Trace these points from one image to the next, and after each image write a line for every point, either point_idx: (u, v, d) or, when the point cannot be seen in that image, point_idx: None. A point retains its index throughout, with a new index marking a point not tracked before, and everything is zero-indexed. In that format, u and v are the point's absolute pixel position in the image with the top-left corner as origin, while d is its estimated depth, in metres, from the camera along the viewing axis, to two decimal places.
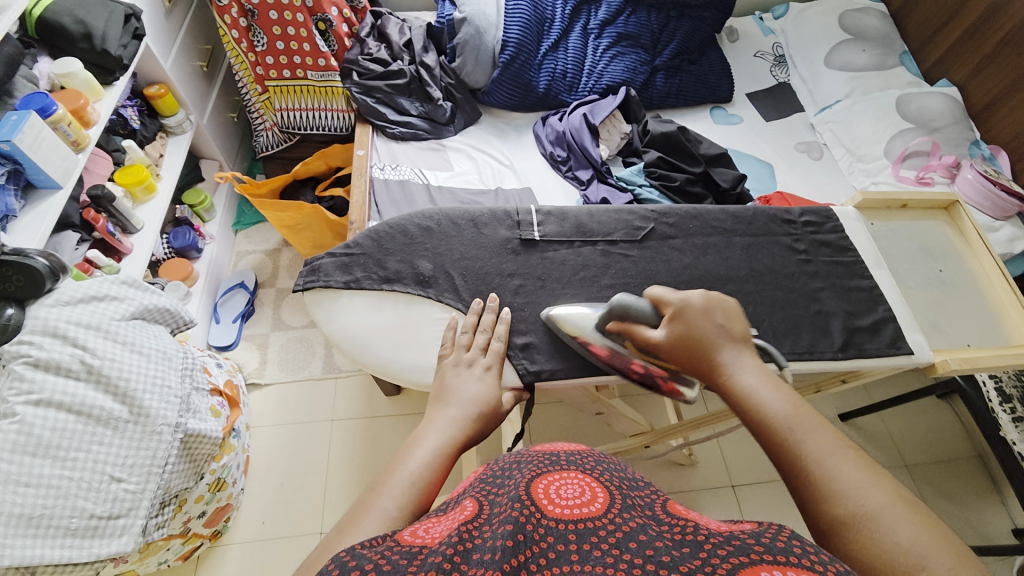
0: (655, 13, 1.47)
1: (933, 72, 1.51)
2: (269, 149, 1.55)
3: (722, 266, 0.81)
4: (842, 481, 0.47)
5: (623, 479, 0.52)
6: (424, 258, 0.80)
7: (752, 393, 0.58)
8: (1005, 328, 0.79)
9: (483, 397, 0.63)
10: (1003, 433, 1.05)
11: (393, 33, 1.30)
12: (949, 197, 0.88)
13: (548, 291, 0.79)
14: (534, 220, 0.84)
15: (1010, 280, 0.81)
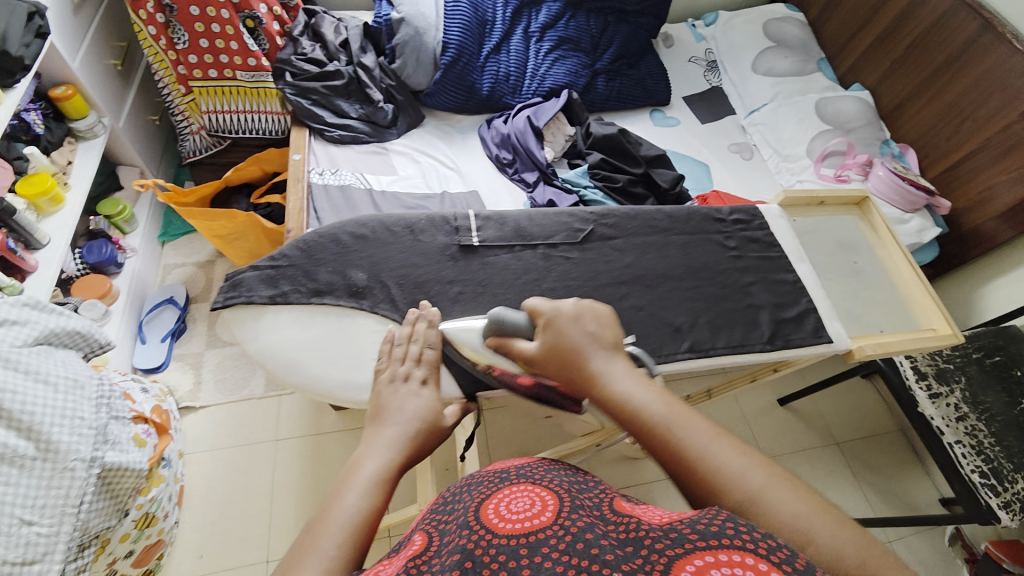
0: (594, 18, 1.50)
1: (847, 77, 1.62)
2: (197, 154, 1.45)
3: (662, 264, 0.83)
4: (728, 467, 0.46)
5: (573, 483, 0.50)
6: (358, 268, 0.79)
7: (625, 394, 0.54)
8: (913, 314, 0.86)
9: (425, 412, 0.60)
10: (922, 409, 1.14)
11: (329, 32, 1.25)
12: (861, 194, 0.95)
13: (494, 297, 0.79)
14: (472, 225, 0.83)
15: (916, 269, 0.87)
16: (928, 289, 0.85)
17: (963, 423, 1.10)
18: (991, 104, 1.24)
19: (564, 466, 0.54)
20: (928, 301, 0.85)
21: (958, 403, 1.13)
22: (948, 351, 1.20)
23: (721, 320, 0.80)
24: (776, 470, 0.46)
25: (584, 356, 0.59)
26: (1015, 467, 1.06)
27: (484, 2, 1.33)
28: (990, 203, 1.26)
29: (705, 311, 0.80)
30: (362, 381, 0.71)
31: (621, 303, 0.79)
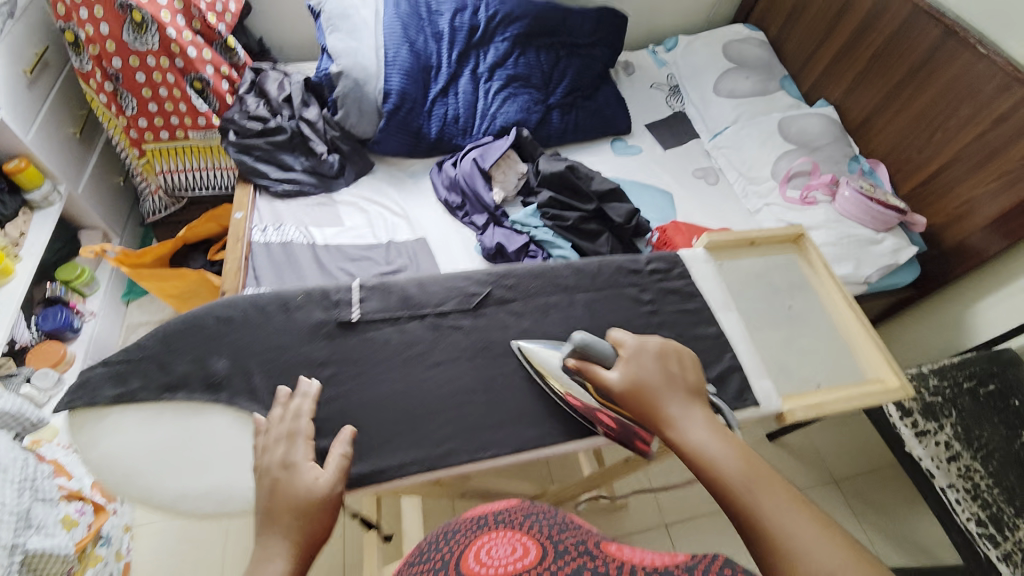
0: (545, 54, 1.49)
1: (812, 93, 1.57)
2: (158, 214, 1.45)
3: (560, 328, 0.77)
4: (794, 538, 0.46)
5: (554, 523, 0.53)
6: (218, 356, 0.67)
7: (701, 448, 0.56)
8: (859, 363, 0.81)
9: (310, 493, 0.53)
10: (910, 449, 1.06)
11: (272, 89, 1.27)
12: (795, 231, 0.92)
13: (365, 379, 0.69)
14: (353, 297, 0.72)
15: (859, 314, 0.83)
16: (872, 336, 0.81)
17: (955, 465, 1.03)
18: (962, 112, 1.18)
19: (543, 506, 0.57)
20: (875, 349, 0.81)
21: (949, 440, 1.05)
22: (936, 380, 1.11)
23: None
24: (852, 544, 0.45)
25: (663, 401, 0.60)
26: (1017, 511, 0.97)
27: (428, 48, 1.33)
28: (973, 214, 1.18)
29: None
30: (208, 485, 0.61)
31: (517, 373, 0.72)
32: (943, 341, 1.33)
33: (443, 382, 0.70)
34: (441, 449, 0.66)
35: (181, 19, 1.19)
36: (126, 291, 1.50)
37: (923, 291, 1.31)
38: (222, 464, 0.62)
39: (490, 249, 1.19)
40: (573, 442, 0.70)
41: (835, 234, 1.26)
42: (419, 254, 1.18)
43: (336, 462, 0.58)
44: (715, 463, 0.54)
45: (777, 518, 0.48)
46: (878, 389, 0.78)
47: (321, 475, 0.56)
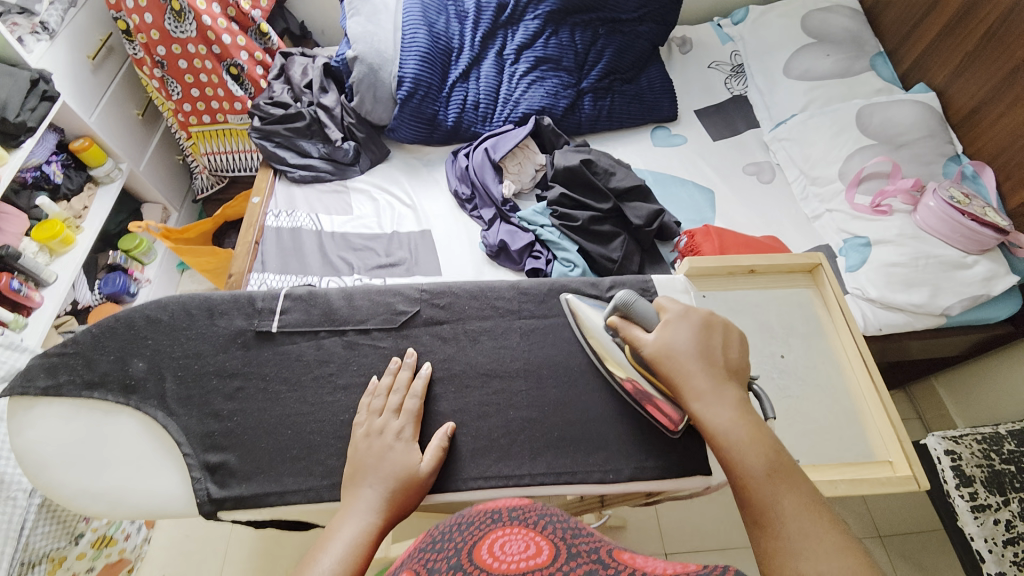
0: (580, 32, 1.36)
1: (909, 76, 1.29)
2: (206, 191, 1.55)
3: (489, 358, 0.70)
4: (801, 552, 0.44)
5: (569, 527, 0.45)
6: (139, 356, 0.66)
7: (724, 436, 0.51)
8: (866, 436, 0.68)
9: (404, 467, 0.59)
10: (960, 524, 0.88)
11: (296, 74, 1.29)
12: (812, 260, 0.77)
13: (270, 397, 0.66)
14: (276, 307, 0.69)
15: (875, 373, 0.70)
16: (885, 404, 0.68)
17: (1013, 550, 0.84)
18: None
19: (558, 509, 0.48)
20: (885, 423, 0.67)
21: (1012, 520, 0.86)
22: (1012, 446, 0.90)
23: (584, 431, 0.66)
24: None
25: (698, 371, 0.55)
26: None
27: (450, 30, 1.27)
28: None
29: (531, 424, 0.66)
30: (107, 490, 0.61)
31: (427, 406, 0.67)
32: None
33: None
34: (331, 480, 0.62)
35: (216, 7, 1.24)
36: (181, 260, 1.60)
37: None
38: (127, 469, 0.62)
39: (493, 247, 1.12)
40: (487, 490, 0.63)
41: (908, 253, 1.03)
42: (420, 248, 1.15)
43: (435, 453, 0.61)
44: (735, 458, 0.50)
45: (790, 529, 0.46)
46: (881, 472, 0.64)
47: (422, 459, 0.61)
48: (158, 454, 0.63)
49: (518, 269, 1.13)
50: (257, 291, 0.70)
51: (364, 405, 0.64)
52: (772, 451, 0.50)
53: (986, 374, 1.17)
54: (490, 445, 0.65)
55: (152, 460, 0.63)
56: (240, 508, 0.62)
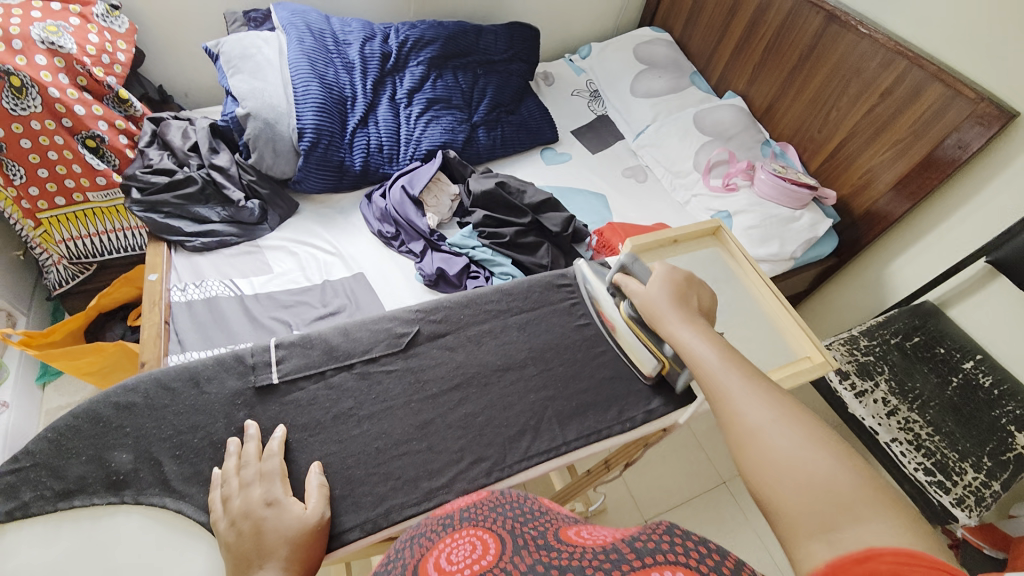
0: (462, 74, 1.50)
1: (720, 86, 1.66)
2: (64, 285, 1.27)
3: (500, 354, 0.78)
4: (743, 406, 0.49)
5: (520, 514, 0.46)
6: (122, 447, 0.63)
7: (686, 344, 0.58)
8: (788, 343, 0.88)
9: (301, 523, 0.56)
10: (852, 410, 1.16)
11: (175, 138, 1.21)
12: (712, 224, 0.99)
13: (291, 450, 0.65)
14: (271, 358, 0.71)
15: (780, 296, 0.91)
16: (794, 315, 0.88)
17: (895, 419, 1.12)
18: (851, 91, 1.28)
19: (516, 495, 0.50)
20: (798, 329, 0.88)
21: (885, 396, 1.15)
22: (865, 341, 1.23)
23: (577, 405, 0.76)
24: (800, 413, 0.46)
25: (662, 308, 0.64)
26: (961, 455, 1.06)
27: (340, 79, 1.30)
28: (876, 182, 1.27)
29: (552, 401, 0.75)
30: None
31: (454, 412, 0.72)
32: (867, 303, 1.42)
33: (410, 417, 0.70)
34: (384, 507, 0.63)
35: (64, 77, 1.10)
36: (40, 372, 1.30)
37: (843, 258, 1.40)
38: None
39: (432, 275, 1.15)
40: (533, 469, 0.70)
41: (759, 216, 1.32)
42: (357, 291, 1.13)
43: (319, 492, 0.61)
44: (694, 355, 0.56)
45: (737, 392, 0.50)
46: (806, 363, 0.84)
47: (307, 506, 0.59)
48: (173, 542, 0.59)
49: (459, 291, 1.17)
50: (244, 348, 0.70)
51: (216, 499, 0.58)
52: (724, 345, 0.56)
53: (829, 300, 1.52)
54: (523, 429, 0.72)
55: (161, 557, 0.58)
56: None
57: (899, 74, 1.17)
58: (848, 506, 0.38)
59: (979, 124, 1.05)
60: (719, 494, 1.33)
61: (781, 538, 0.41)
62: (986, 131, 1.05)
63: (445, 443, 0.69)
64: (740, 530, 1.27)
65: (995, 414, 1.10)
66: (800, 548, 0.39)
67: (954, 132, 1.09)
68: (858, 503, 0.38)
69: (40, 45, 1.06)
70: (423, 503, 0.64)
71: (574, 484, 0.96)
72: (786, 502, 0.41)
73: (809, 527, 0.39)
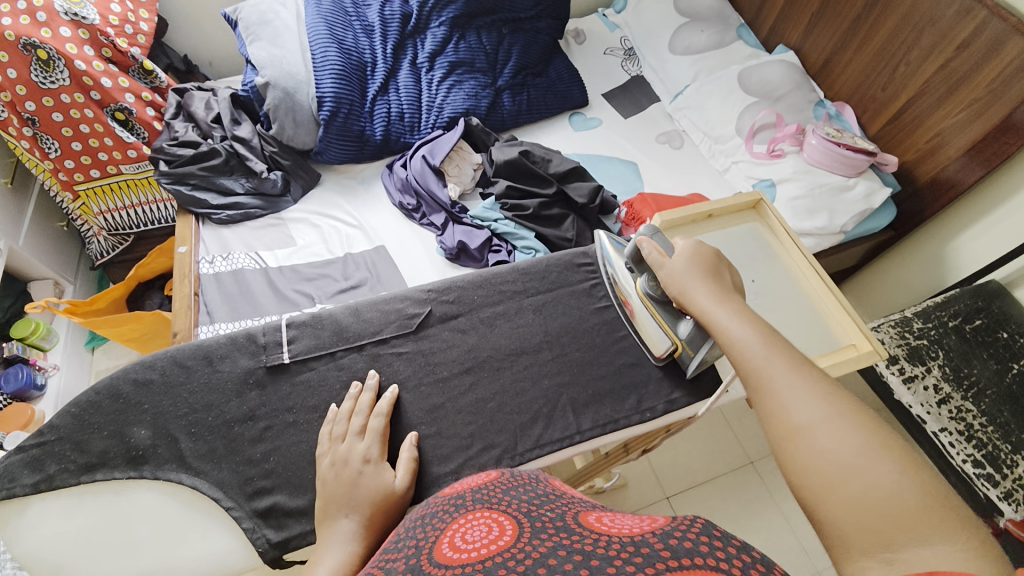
0: (486, 34, 1.41)
1: (770, 40, 1.51)
2: (106, 255, 1.32)
3: (513, 338, 0.76)
4: (791, 400, 0.45)
5: (534, 497, 0.43)
6: (140, 423, 0.66)
7: (724, 327, 0.54)
8: (831, 329, 0.81)
9: (379, 489, 0.57)
10: (899, 396, 1.10)
11: (198, 110, 1.21)
12: (751, 197, 0.91)
13: (301, 430, 0.67)
14: (282, 338, 0.71)
15: (824, 278, 0.83)
16: (839, 299, 0.81)
17: (946, 407, 1.05)
18: (922, 43, 1.13)
19: (524, 478, 0.48)
20: (842, 315, 0.80)
21: (937, 383, 1.07)
22: (919, 324, 1.12)
23: (590, 394, 0.73)
24: (857, 412, 0.42)
25: (691, 287, 0.59)
26: (1014, 447, 0.99)
27: (359, 44, 1.25)
28: (946, 147, 1.13)
29: (566, 387, 0.73)
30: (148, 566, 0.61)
31: (464, 397, 0.71)
32: (925, 281, 1.31)
33: (419, 401, 0.70)
34: None
35: (89, 49, 1.10)
36: (89, 337, 1.39)
37: (900, 232, 1.27)
38: (161, 544, 0.62)
39: (453, 249, 1.12)
40: (544, 457, 0.69)
41: (805, 186, 1.21)
42: (378, 264, 1.12)
43: (408, 466, 0.62)
44: (733, 342, 0.52)
45: (784, 385, 0.46)
46: (850, 353, 0.77)
47: (396, 476, 0.61)
48: (190, 514, 0.63)
49: (481, 266, 1.14)
50: (257, 328, 0.71)
51: (325, 433, 0.64)
52: (769, 329, 0.51)
53: (881, 277, 1.40)
54: (535, 416, 0.70)
55: (188, 527, 0.63)
56: (304, 546, 0.63)
57: (978, 24, 1.02)
58: (910, 522, 0.35)
59: None
60: (745, 476, 1.29)
61: (831, 550, 0.38)
62: None
63: (454, 428, 0.68)
64: (764, 513, 1.24)
65: None
66: (853, 564, 0.36)
67: None
68: (924, 520, 0.34)
69: (63, 17, 1.06)
70: (430, 487, 0.64)
71: (591, 467, 0.95)
72: (837, 513, 0.38)
73: (864, 542, 0.35)
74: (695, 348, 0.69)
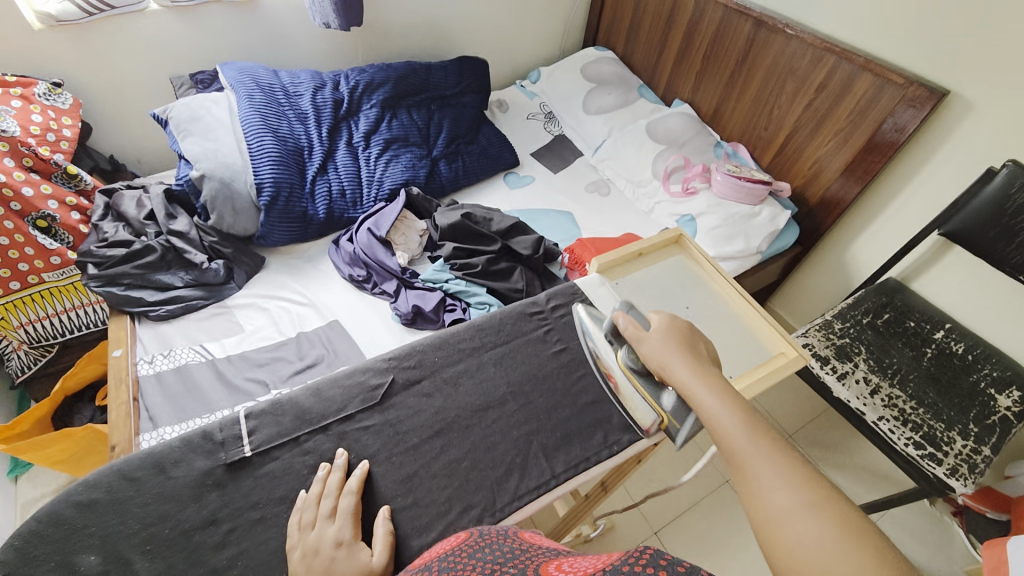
0: (417, 112, 1.52)
1: (667, 95, 1.73)
2: (27, 371, 1.20)
3: (478, 393, 0.77)
4: (770, 483, 0.42)
5: (500, 555, 0.43)
6: (86, 550, 0.59)
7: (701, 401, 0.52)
8: (762, 341, 0.89)
9: (358, 572, 0.55)
10: (837, 393, 1.16)
11: (129, 208, 1.19)
12: (673, 233, 1.02)
13: (269, 525, 0.63)
14: (240, 430, 0.69)
15: (748, 297, 0.93)
16: (764, 313, 0.90)
17: (879, 396, 1.14)
18: (788, 89, 1.34)
19: (494, 538, 0.47)
20: (769, 326, 0.89)
21: (866, 376, 1.17)
22: (839, 324, 1.25)
23: (560, 436, 0.75)
24: (837, 501, 0.39)
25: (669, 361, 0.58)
26: (946, 424, 1.08)
27: (295, 131, 1.31)
28: (825, 171, 1.32)
29: (536, 434, 0.74)
30: None
31: (437, 461, 0.70)
32: (836, 285, 1.47)
33: (392, 472, 0.68)
34: None
35: (10, 161, 1.06)
36: (10, 466, 1.23)
37: (807, 246, 1.44)
38: None
39: (407, 314, 1.13)
40: (525, 508, 0.69)
41: (721, 216, 1.36)
42: (334, 339, 1.11)
43: (385, 541, 0.60)
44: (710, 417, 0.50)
45: (761, 465, 0.44)
46: (783, 360, 0.85)
47: (372, 554, 0.58)
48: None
49: (438, 327, 1.16)
50: (213, 424, 0.69)
51: (294, 523, 0.61)
52: (741, 405, 0.50)
53: (800, 287, 1.56)
54: (510, 468, 0.71)
55: None
56: None
57: (830, 68, 1.23)
58: None
59: (911, 107, 1.12)
60: (723, 495, 1.33)
61: None
62: (919, 112, 1.11)
63: (430, 495, 0.67)
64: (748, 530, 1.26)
65: (974, 379, 1.14)
66: None
67: (889, 116, 1.15)
68: None
69: None
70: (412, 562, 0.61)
71: (573, 513, 0.94)
72: None
73: None
74: (680, 421, 0.63)
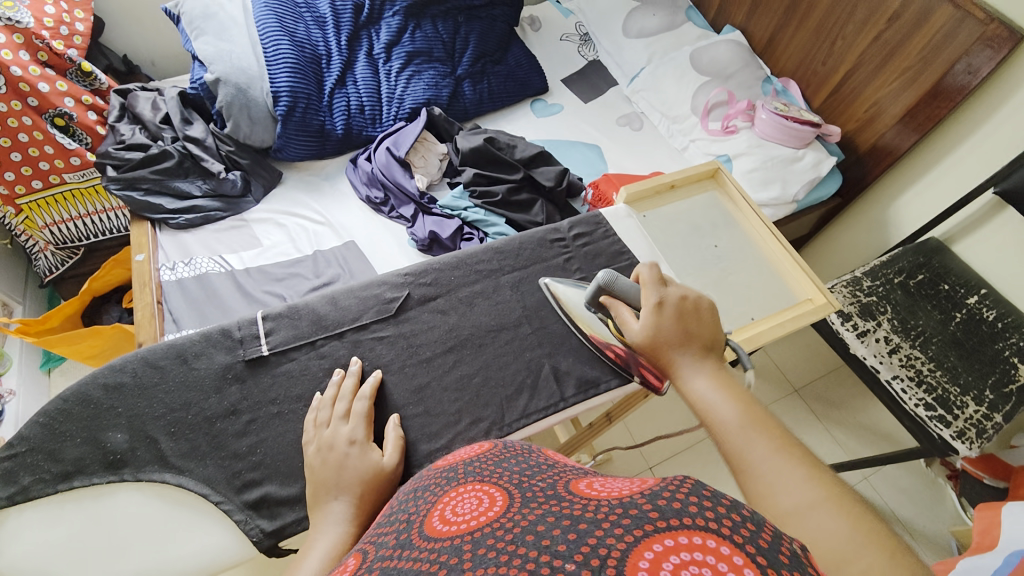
0: (442, 23, 1.40)
1: (718, 21, 1.56)
2: (55, 271, 1.23)
3: (492, 315, 0.77)
4: (779, 484, 0.41)
5: (525, 469, 0.42)
6: (115, 428, 0.64)
7: (704, 398, 0.50)
8: (789, 286, 0.86)
9: (367, 467, 0.57)
10: (854, 350, 1.15)
11: (145, 111, 1.16)
12: (710, 167, 0.96)
13: (286, 420, 0.66)
14: (258, 331, 0.70)
15: (781, 239, 0.88)
16: (795, 258, 0.86)
17: (896, 356, 1.12)
18: (856, 19, 1.20)
19: (516, 449, 0.47)
20: (798, 272, 0.86)
21: (887, 335, 1.14)
22: (868, 282, 1.21)
23: (570, 363, 0.75)
24: (842, 498, 0.39)
25: (674, 353, 0.53)
26: (962, 389, 1.07)
27: (313, 36, 1.23)
28: (882, 115, 1.21)
29: (548, 357, 0.75)
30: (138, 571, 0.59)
31: (449, 374, 0.72)
32: (872, 241, 1.40)
33: (404, 382, 0.70)
34: None
35: (25, 53, 1.03)
36: (44, 359, 1.31)
37: (848, 198, 1.35)
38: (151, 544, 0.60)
39: (424, 239, 1.12)
40: (531, 425, 0.71)
41: (759, 158, 1.27)
42: (349, 259, 1.11)
43: (396, 443, 0.62)
44: (712, 414, 0.48)
45: (766, 465, 0.43)
46: (808, 307, 0.82)
47: (383, 454, 0.60)
48: (182, 511, 0.62)
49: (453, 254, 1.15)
50: (232, 322, 0.70)
51: (309, 421, 0.63)
52: (746, 401, 0.48)
53: (831, 242, 1.50)
54: (519, 388, 0.72)
55: (176, 526, 0.61)
56: (297, 533, 0.63)
57: None
58: None
59: (988, 48, 1.00)
60: None
61: None
62: (996, 54, 0.99)
63: (442, 406, 0.69)
64: None
65: (998, 347, 1.10)
66: None
67: (963, 56, 1.03)
68: None
69: None
70: (420, 464, 0.65)
71: (575, 440, 0.98)
72: None
73: None
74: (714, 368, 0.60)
